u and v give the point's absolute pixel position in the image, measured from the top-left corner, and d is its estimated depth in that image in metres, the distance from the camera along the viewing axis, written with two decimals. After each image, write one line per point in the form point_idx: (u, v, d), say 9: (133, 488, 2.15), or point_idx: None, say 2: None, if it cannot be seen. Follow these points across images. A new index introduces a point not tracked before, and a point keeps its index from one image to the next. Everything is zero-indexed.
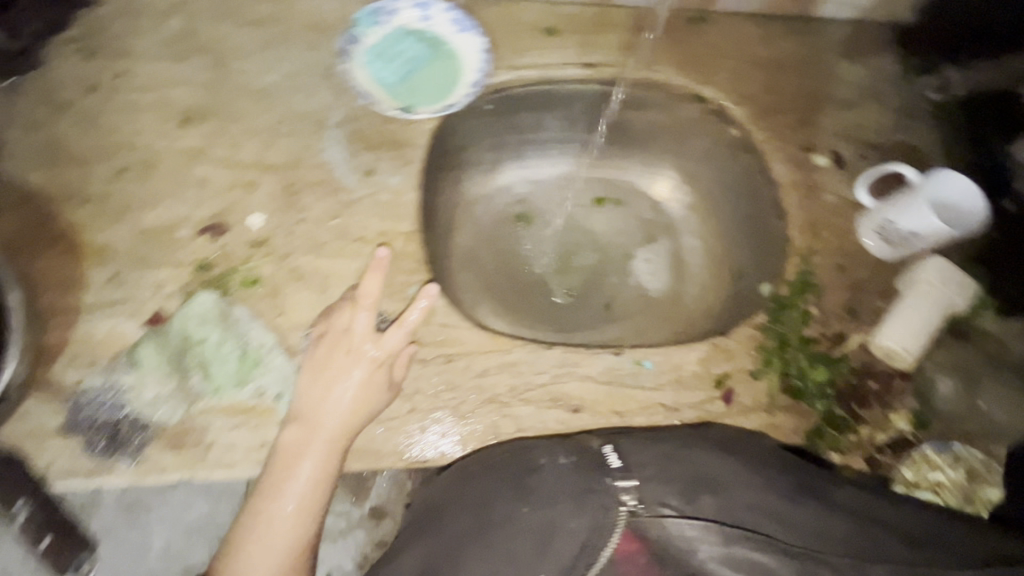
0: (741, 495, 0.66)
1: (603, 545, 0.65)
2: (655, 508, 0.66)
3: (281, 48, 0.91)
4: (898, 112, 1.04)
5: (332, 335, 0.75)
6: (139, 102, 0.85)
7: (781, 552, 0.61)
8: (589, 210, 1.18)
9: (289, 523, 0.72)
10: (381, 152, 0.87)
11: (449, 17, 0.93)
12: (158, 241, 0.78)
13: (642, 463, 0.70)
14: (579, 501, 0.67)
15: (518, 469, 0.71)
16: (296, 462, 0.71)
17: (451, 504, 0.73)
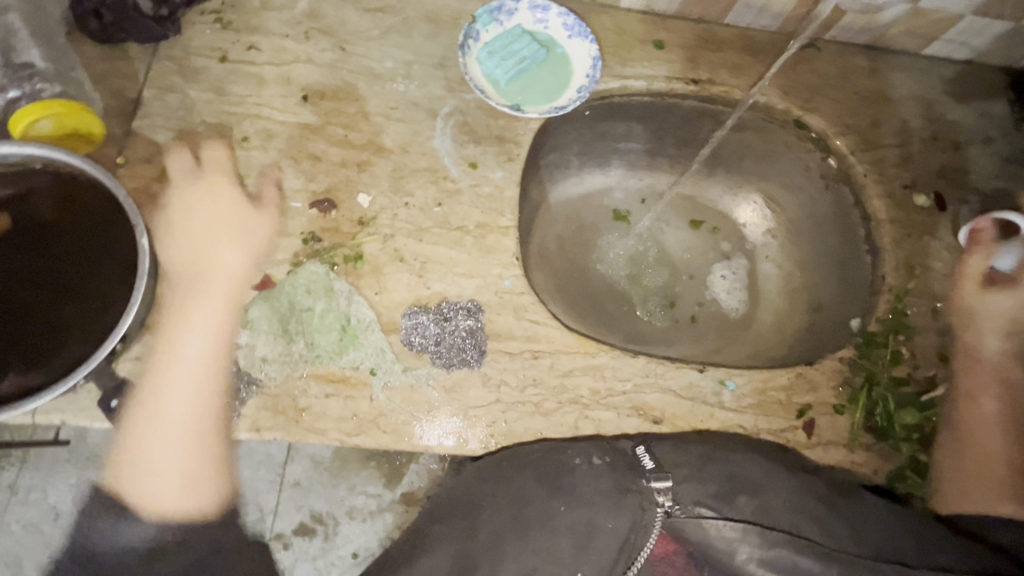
0: (774, 497, 0.72)
1: (641, 543, 0.73)
2: (692, 509, 0.72)
3: (400, 36, 0.94)
4: (1006, 160, 1.02)
5: (200, 276, 0.79)
6: (265, 75, 0.89)
7: (820, 554, 0.68)
8: (682, 228, 1.19)
9: (179, 386, 0.74)
10: (487, 147, 0.89)
11: (564, 21, 0.94)
12: (273, 209, 0.82)
13: (676, 464, 0.74)
14: (617, 502, 0.74)
15: (551, 465, 0.75)
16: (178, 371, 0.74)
17: (486, 500, 0.75)
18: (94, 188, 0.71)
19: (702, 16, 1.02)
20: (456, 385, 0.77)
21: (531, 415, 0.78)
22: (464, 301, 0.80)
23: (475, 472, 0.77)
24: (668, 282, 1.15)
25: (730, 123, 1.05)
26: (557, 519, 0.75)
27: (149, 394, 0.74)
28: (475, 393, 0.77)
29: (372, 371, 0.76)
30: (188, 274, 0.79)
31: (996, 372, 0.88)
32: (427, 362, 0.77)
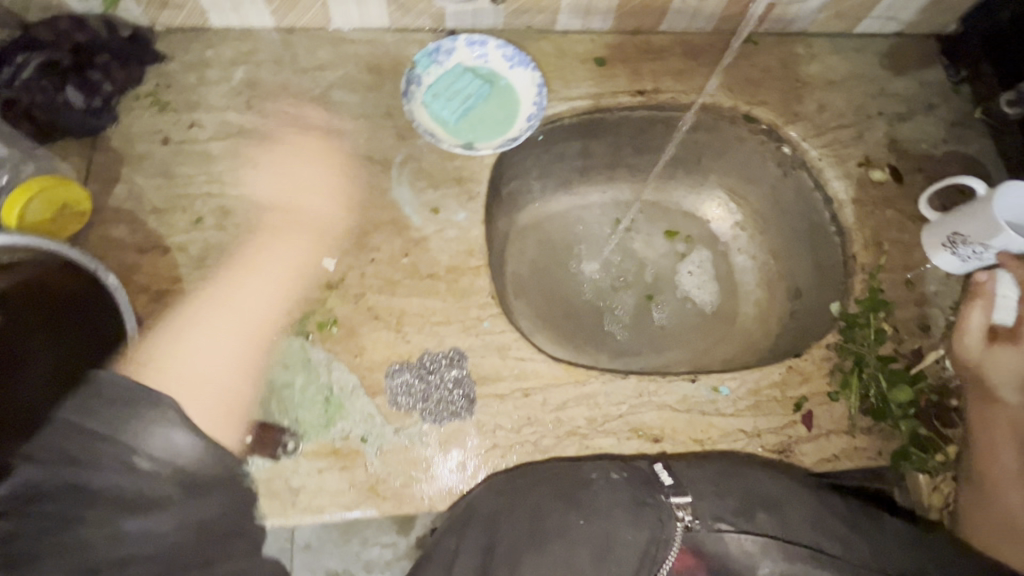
0: (798, 514, 0.68)
1: (664, 555, 0.65)
2: (712, 524, 0.68)
3: (343, 92, 0.93)
4: (951, 124, 1.04)
5: (211, 290, 0.79)
6: (212, 151, 0.87)
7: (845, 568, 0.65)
8: (658, 240, 1.19)
9: (245, 298, 0.79)
10: (446, 190, 0.88)
11: (503, 53, 0.94)
12: (238, 288, 0.80)
13: (695, 480, 0.71)
14: (636, 511, 0.67)
15: (568, 480, 0.71)
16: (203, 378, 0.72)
17: (505, 512, 0.69)
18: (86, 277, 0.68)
19: (638, 27, 1.03)
20: (451, 436, 0.76)
21: (531, 454, 0.76)
22: (446, 350, 0.79)
23: (497, 488, 0.72)
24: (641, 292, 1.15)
25: (684, 125, 1.06)
26: (576, 531, 0.67)
27: (161, 378, 0.68)
28: (472, 442, 0.76)
29: (363, 439, 0.75)
30: (224, 275, 0.80)
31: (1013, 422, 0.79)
32: (418, 419, 0.76)
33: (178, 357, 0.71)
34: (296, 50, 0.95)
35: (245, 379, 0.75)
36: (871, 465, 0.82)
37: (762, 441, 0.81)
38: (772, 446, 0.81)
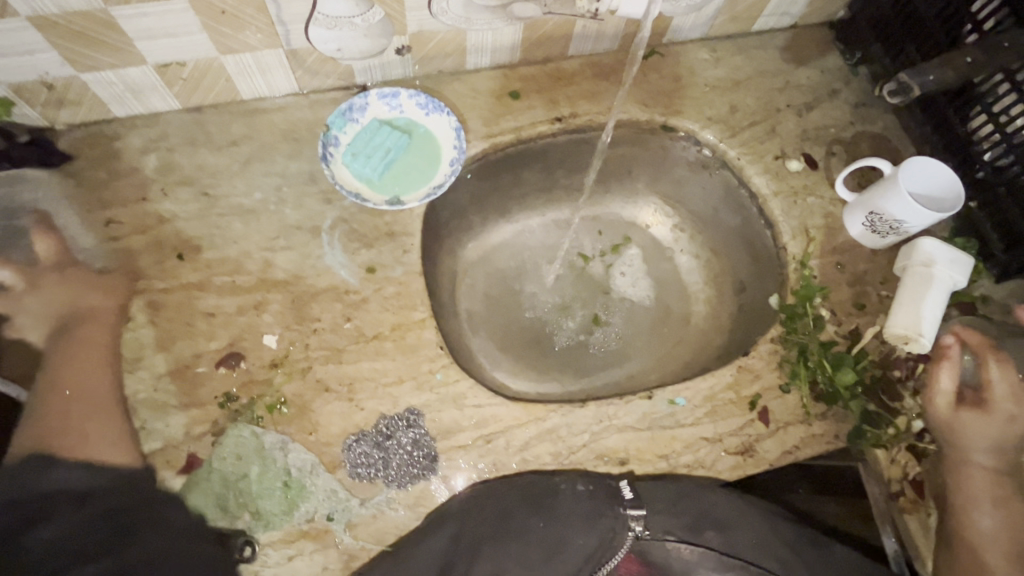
0: (742, 535, 0.75)
1: (606, 560, 0.72)
2: (661, 535, 0.74)
3: (261, 164, 0.92)
4: (855, 106, 1.09)
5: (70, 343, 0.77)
6: (132, 246, 0.85)
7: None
8: (604, 256, 1.19)
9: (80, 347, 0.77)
10: (380, 247, 0.88)
11: (417, 101, 0.95)
12: (179, 383, 0.78)
13: (653, 498, 0.75)
14: (591, 523, 0.73)
15: (538, 490, 0.75)
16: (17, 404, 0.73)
17: (476, 515, 0.73)
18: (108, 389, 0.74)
19: (546, 57, 1.05)
20: (421, 497, 0.75)
21: None
22: (402, 412, 0.79)
23: (482, 492, 0.75)
24: (584, 306, 1.16)
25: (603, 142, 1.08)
26: (535, 533, 0.73)
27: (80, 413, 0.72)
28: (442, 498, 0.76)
29: (329, 517, 0.73)
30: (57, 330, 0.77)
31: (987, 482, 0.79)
32: (385, 487, 0.75)
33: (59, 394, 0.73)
34: (207, 128, 0.93)
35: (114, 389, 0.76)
36: (830, 448, 0.85)
37: (724, 445, 0.82)
38: (735, 448, 0.82)
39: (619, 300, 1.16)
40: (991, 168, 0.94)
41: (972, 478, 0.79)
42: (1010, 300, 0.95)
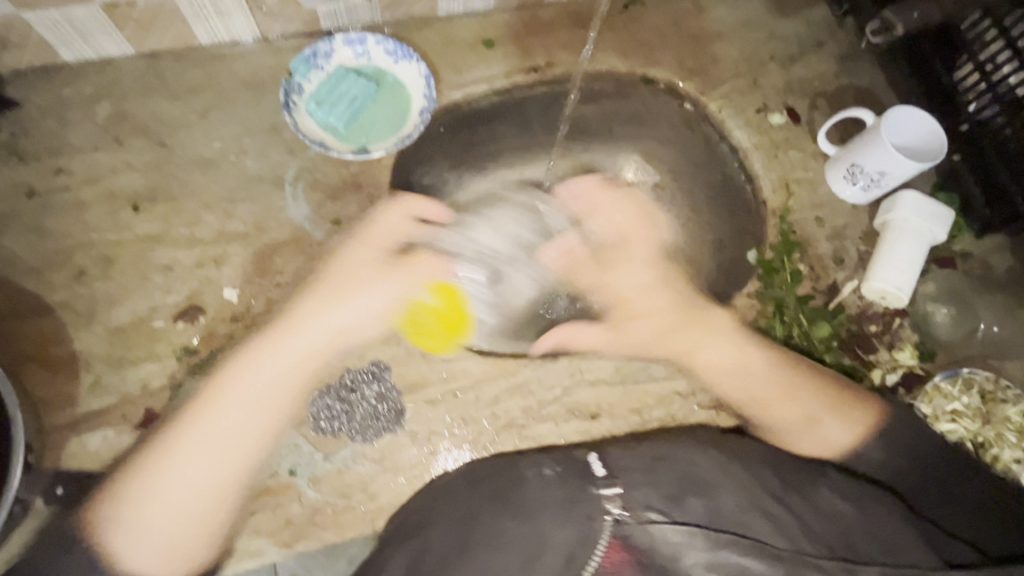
0: (728, 498, 0.64)
1: (589, 558, 0.63)
2: (642, 515, 0.64)
3: (220, 113, 0.87)
4: (843, 57, 1.04)
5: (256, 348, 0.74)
6: (84, 198, 0.81)
7: (771, 557, 0.60)
8: None
9: (272, 363, 0.73)
10: (346, 199, 0.85)
11: (385, 48, 0.90)
12: (135, 337, 0.75)
13: (627, 468, 0.68)
14: (565, 510, 0.65)
15: (503, 484, 0.69)
16: (211, 407, 0.69)
17: (437, 520, 0.67)
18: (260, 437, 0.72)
19: (522, 4, 1.00)
20: (388, 450, 0.74)
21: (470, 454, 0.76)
22: (368, 365, 0.78)
23: (438, 494, 0.71)
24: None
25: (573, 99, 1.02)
26: (506, 536, 0.64)
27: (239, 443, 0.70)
28: (409, 451, 0.75)
29: (291, 471, 0.74)
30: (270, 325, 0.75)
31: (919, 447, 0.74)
32: (354, 437, 0.75)
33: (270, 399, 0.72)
34: (161, 74, 0.88)
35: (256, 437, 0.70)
36: None
37: (696, 399, 0.82)
38: (708, 402, 0.82)
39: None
40: (974, 121, 0.91)
41: (725, 348, 0.79)
42: (987, 254, 0.94)
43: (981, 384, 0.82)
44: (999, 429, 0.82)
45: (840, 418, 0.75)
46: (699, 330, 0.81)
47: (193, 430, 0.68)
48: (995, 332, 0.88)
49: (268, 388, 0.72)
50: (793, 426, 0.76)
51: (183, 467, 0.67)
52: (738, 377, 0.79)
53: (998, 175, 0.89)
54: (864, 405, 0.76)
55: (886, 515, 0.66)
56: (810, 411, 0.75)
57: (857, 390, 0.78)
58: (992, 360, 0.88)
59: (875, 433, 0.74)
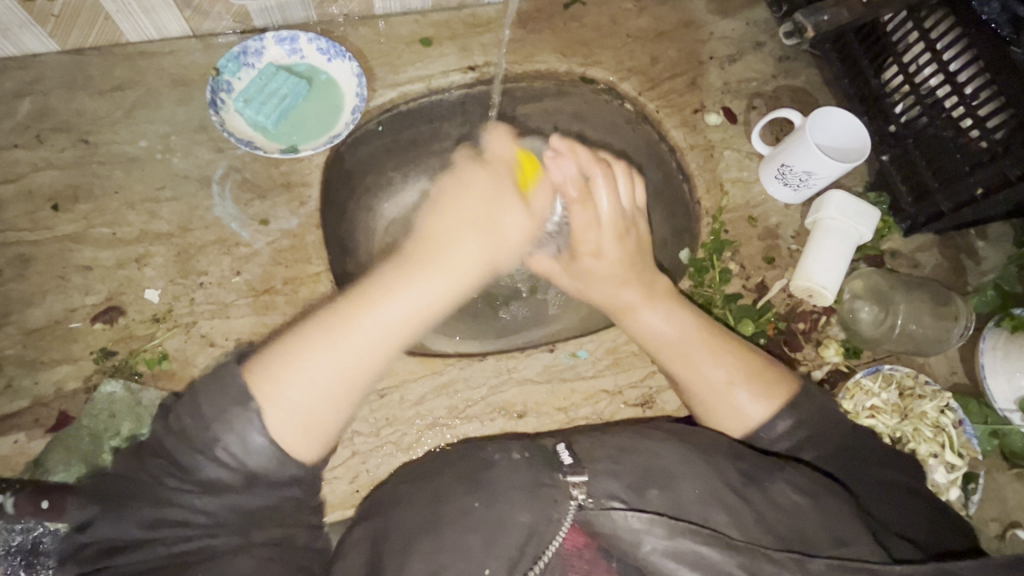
0: (689, 487, 0.63)
1: (550, 540, 0.60)
2: (604, 502, 0.61)
3: (146, 110, 0.86)
4: (781, 57, 1.05)
5: (394, 267, 0.73)
6: (2, 196, 0.80)
7: (726, 544, 0.58)
8: None
9: (392, 310, 0.68)
10: (274, 198, 0.84)
11: (318, 46, 0.90)
12: (52, 339, 0.74)
13: (594, 458, 0.64)
14: (530, 494, 0.61)
15: (470, 466, 0.65)
16: (449, 252, 0.74)
17: (401, 503, 0.64)
18: (318, 389, 0.63)
19: (460, 3, 1.00)
20: None
21: (393, 454, 0.76)
22: None
23: (402, 478, 0.68)
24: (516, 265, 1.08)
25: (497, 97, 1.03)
26: (470, 516, 0.61)
27: (283, 372, 0.62)
28: (330, 453, 0.74)
29: None
30: (420, 248, 0.75)
31: (778, 375, 0.75)
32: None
33: (341, 330, 0.65)
34: (86, 70, 0.87)
35: (368, 354, 0.66)
36: None
37: (623, 398, 0.82)
38: (635, 400, 0.82)
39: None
40: (901, 122, 0.93)
41: (660, 316, 0.80)
42: (916, 253, 0.96)
43: (900, 380, 0.85)
44: (916, 424, 0.83)
45: (752, 395, 0.73)
46: (639, 296, 0.82)
47: (418, 283, 0.71)
48: (913, 330, 0.86)
49: (399, 316, 0.68)
50: (711, 396, 0.75)
51: (395, 312, 0.68)
52: (665, 339, 0.79)
53: (924, 176, 0.90)
54: (778, 385, 0.74)
55: (836, 503, 0.66)
56: (727, 376, 0.74)
57: (778, 367, 0.77)
58: (918, 358, 0.89)
59: (805, 429, 0.71)
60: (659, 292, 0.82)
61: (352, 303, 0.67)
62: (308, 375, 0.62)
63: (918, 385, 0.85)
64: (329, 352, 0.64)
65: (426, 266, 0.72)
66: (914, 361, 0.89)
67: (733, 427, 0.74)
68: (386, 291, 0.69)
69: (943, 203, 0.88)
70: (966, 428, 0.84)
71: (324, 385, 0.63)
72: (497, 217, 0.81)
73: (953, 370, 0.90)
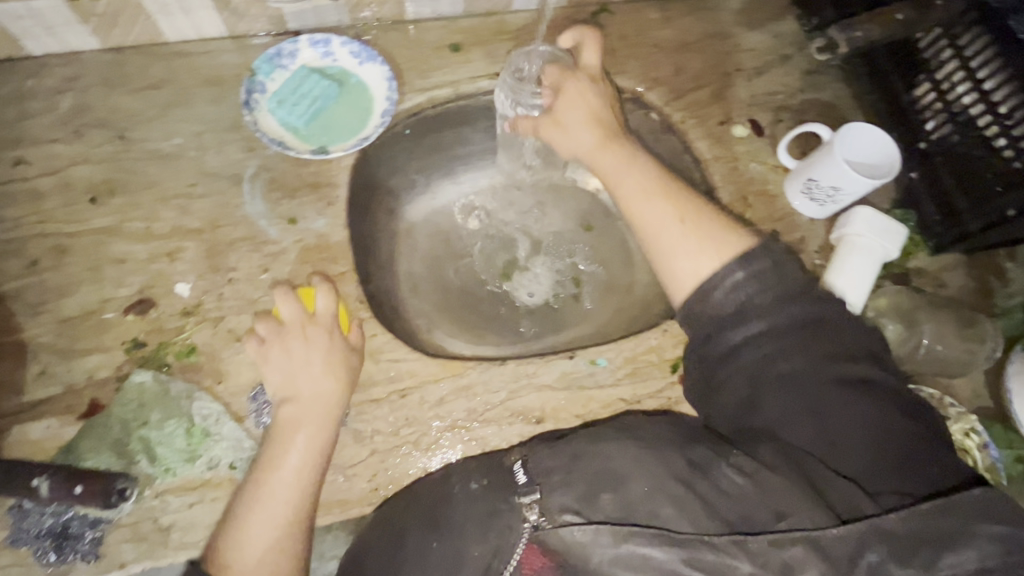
0: (638, 486, 0.58)
1: (507, 563, 0.60)
2: (558, 517, 0.58)
3: (182, 109, 0.88)
4: (810, 70, 1.04)
5: (280, 425, 0.71)
6: (42, 188, 0.82)
7: (670, 543, 0.54)
8: (560, 234, 1.09)
9: (289, 469, 0.68)
10: (301, 198, 0.86)
11: (350, 49, 0.91)
12: (84, 328, 0.77)
13: (549, 470, 0.61)
14: (484, 525, 0.61)
15: (431, 502, 0.66)
16: (302, 413, 0.71)
17: (374, 548, 0.66)
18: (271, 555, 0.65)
19: (489, 10, 1.01)
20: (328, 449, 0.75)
21: (413, 453, 0.76)
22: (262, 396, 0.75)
23: (377, 519, 0.70)
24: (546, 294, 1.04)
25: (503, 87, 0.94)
26: (432, 555, 0.62)
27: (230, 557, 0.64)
28: (350, 449, 0.76)
29: (231, 466, 0.72)
30: (287, 417, 0.71)
31: (731, 229, 0.76)
32: (245, 424, 0.74)
33: (254, 515, 0.66)
34: (125, 68, 0.89)
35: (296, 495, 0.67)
36: None
37: (642, 407, 0.82)
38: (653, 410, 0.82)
39: (567, 263, 1.07)
40: (931, 139, 0.92)
41: (619, 155, 0.84)
42: (944, 272, 0.94)
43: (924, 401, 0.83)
44: None
45: (698, 251, 0.74)
46: (597, 138, 0.85)
47: (314, 406, 0.72)
48: (937, 350, 0.85)
49: (300, 473, 0.68)
50: (662, 230, 0.77)
51: (299, 459, 0.69)
52: (630, 183, 0.82)
53: (952, 195, 0.89)
54: (722, 231, 0.75)
55: (781, 478, 0.59)
56: (679, 215, 0.77)
57: (728, 222, 0.77)
58: (944, 378, 0.88)
59: (753, 279, 0.69)
60: (636, 149, 0.85)
61: (261, 477, 0.68)
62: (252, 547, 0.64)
63: (943, 407, 0.83)
64: (252, 527, 0.65)
65: (309, 417, 0.71)
66: (939, 382, 0.88)
67: (686, 274, 0.74)
68: (279, 455, 0.69)
69: (970, 223, 0.87)
70: (991, 452, 0.82)
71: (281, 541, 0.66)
72: (331, 354, 0.75)
73: (978, 394, 0.88)
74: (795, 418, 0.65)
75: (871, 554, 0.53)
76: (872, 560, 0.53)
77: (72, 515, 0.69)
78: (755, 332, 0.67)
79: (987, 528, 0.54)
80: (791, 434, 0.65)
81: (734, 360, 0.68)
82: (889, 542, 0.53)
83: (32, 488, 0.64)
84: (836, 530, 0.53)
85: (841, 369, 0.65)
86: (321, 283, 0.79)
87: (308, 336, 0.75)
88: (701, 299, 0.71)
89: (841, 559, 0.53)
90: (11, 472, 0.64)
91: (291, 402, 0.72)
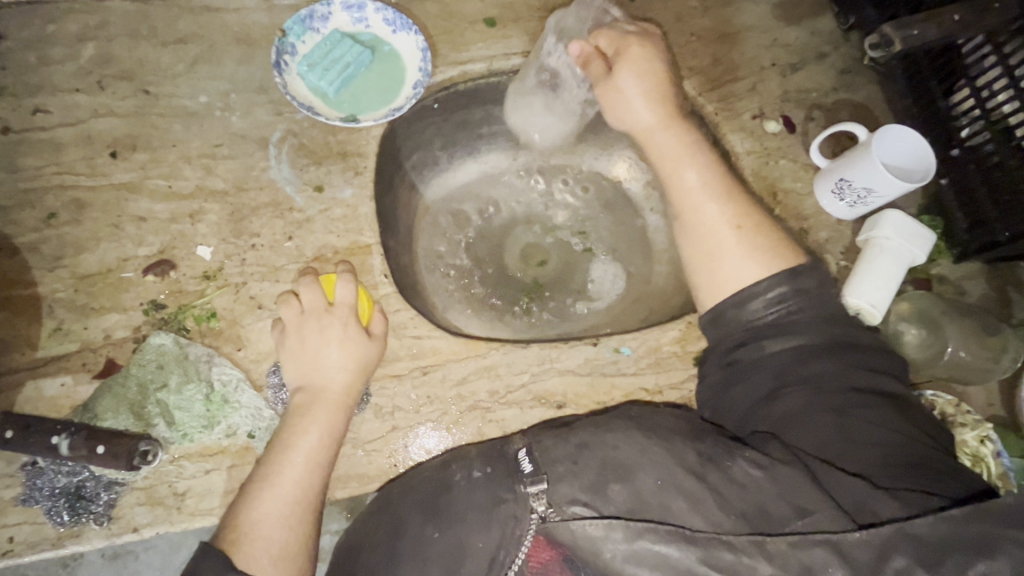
0: (649, 479, 0.56)
1: (513, 558, 0.58)
2: (566, 509, 0.56)
3: (209, 66, 0.85)
4: (847, 69, 1.03)
5: (296, 406, 0.70)
6: (60, 139, 0.79)
7: (687, 539, 0.52)
8: (583, 219, 1.08)
9: (303, 451, 0.67)
10: (329, 165, 0.83)
11: (384, 16, 0.88)
12: (102, 287, 0.75)
13: (555, 460, 0.59)
14: (487, 514, 0.59)
15: (431, 490, 0.63)
16: (318, 395, 0.70)
17: (369, 541, 0.63)
18: (280, 531, 0.63)
19: None
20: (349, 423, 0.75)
21: (433, 431, 0.76)
22: (267, 371, 0.74)
23: (368, 511, 0.67)
24: (562, 275, 1.04)
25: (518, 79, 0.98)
26: (431, 547, 0.59)
27: (239, 528, 0.62)
28: (370, 424, 0.75)
29: (250, 434, 0.72)
30: (301, 399, 0.70)
31: (790, 254, 0.75)
32: (264, 395, 0.73)
33: (265, 491, 0.65)
34: (150, 20, 0.86)
35: (308, 476, 0.66)
36: None
37: (662, 398, 0.81)
38: (674, 402, 0.81)
39: (585, 251, 1.05)
40: (965, 146, 0.92)
41: (673, 136, 0.83)
42: (964, 281, 0.95)
43: (942, 406, 0.84)
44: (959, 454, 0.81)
45: (753, 254, 0.74)
46: (657, 118, 0.84)
47: (331, 389, 0.70)
48: (960, 358, 0.85)
49: (310, 457, 0.67)
50: (714, 234, 0.77)
51: (312, 441, 0.67)
52: (688, 179, 0.81)
53: (982, 203, 0.90)
54: (781, 250, 0.74)
55: (800, 474, 0.57)
56: (733, 222, 0.77)
57: (789, 246, 0.76)
58: (958, 385, 0.89)
59: (797, 295, 0.70)
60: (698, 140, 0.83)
61: (275, 455, 0.67)
62: (259, 521, 0.63)
63: (962, 412, 0.84)
64: (261, 507, 0.64)
65: (324, 400, 0.70)
66: (954, 390, 0.88)
67: (724, 276, 0.74)
68: (292, 436, 0.67)
69: (1000, 231, 0.87)
70: (1004, 460, 0.82)
71: (291, 519, 0.64)
72: (347, 337, 0.72)
73: (991, 402, 0.89)
74: (815, 414, 0.63)
75: (898, 558, 0.48)
76: (899, 565, 0.48)
77: (87, 476, 0.68)
78: (787, 349, 0.68)
79: (1014, 535, 0.48)
80: (806, 427, 0.63)
81: (764, 356, 0.68)
82: (921, 552, 0.48)
83: (51, 446, 0.64)
84: (859, 533, 0.50)
85: (860, 380, 0.65)
86: (343, 271, 0.76)
87: (328, 318, 0.73)
88: (738, 306, 0.72)
89: (864, 564, 0.49)
90: (30, 429, 0.66)
91: (305, 386, 0.71)
